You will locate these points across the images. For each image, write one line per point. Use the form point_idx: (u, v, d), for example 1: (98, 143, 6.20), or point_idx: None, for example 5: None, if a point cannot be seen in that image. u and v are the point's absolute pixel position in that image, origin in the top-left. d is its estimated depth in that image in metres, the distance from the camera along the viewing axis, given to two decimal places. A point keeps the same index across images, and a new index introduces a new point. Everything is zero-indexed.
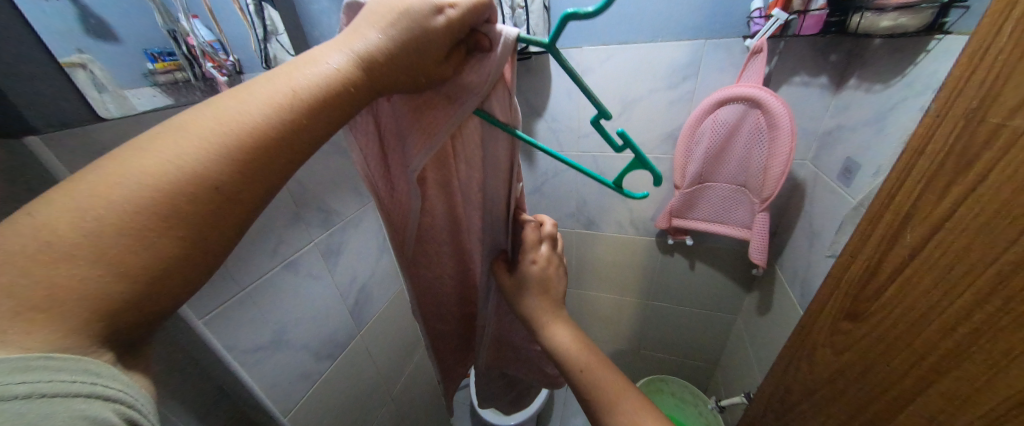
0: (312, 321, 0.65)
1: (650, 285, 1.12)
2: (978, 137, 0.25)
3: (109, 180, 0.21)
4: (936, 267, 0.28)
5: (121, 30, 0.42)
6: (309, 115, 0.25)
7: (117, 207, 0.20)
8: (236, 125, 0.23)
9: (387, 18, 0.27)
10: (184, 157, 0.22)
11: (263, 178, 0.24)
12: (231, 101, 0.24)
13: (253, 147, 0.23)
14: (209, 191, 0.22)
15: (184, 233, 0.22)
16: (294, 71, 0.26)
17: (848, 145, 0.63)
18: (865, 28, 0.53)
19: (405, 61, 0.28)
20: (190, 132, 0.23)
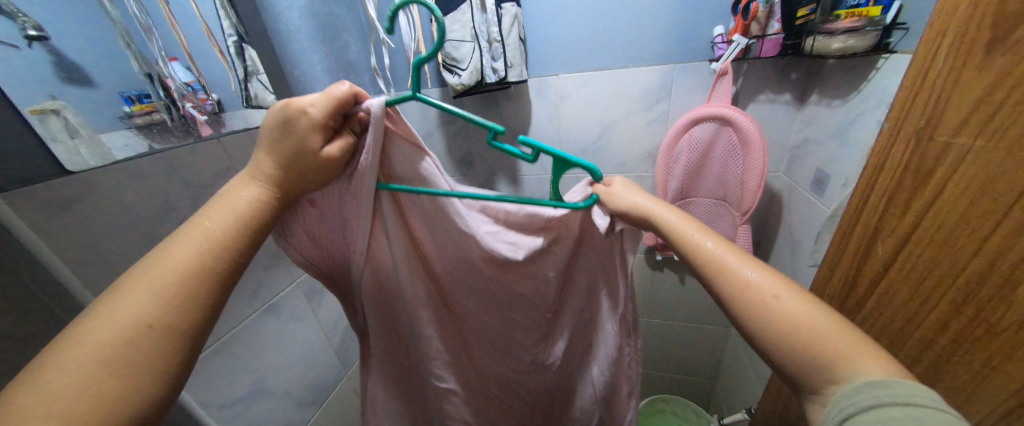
0: (295, 366, 0.62)
1: (643, 302, 1.11)
2: (929, 154, 0.30)
3: (71, 342, 0.25)
4: (912, 274, 0.32)
5: (97, 75, 0.42)
6: (234, 241, 0.31)
7: (90, 359, 0.24)
8: (175, 270, 0.28)
9: (269, 144, 0.34)
10: (138, 303, 0.27)
11: (209, 302, 0.29)
12: (164, 253, 0.29)
13: (194, 282, 0.29)
14: (152, 329, 0.26)
15: (145, 362, 0.25)
16: (213, 212, 0.32)
17: (816, 157, 0.66)
18: (818, 49, 0.56)
19: (305, 170, 0.34)
20: (139, 281, 0.27)
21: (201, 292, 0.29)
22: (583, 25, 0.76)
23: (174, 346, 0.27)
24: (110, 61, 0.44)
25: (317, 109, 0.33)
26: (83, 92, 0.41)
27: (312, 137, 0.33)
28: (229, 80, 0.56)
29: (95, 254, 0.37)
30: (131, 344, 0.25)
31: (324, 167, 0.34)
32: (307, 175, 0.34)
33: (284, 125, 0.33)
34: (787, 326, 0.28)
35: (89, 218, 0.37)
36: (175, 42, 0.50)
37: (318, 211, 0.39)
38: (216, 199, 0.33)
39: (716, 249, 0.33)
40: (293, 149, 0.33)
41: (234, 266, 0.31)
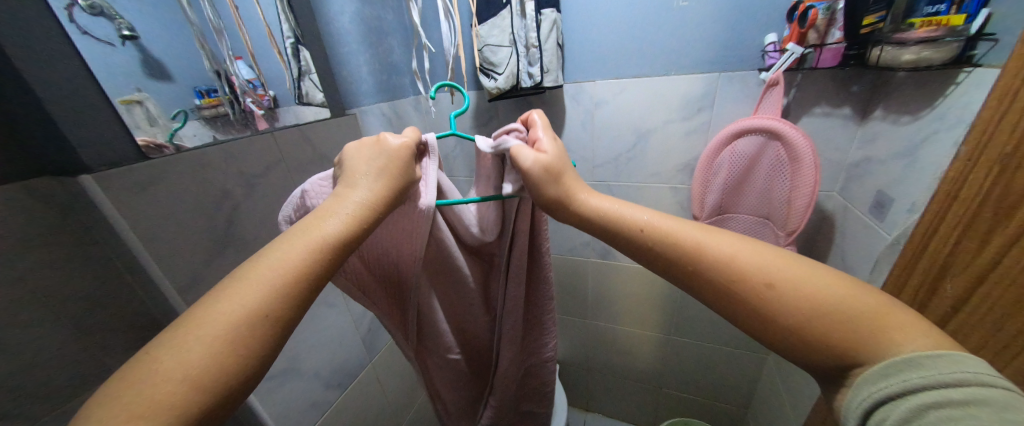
0: (325, 350, 0.66)
1: (671, 318, 1.07)
2: (1017, 183, 0.28)
3: (192, 329, 0.25)
4: (993, 311, 0.30)
5: (175, 70, 0.47)
6: (346, 246, 0.32)
7: (214, 343, 0.25)
8: (290, 265, 0.29)
9: (366, 163, 0.36)
10: (254, 298, 0.27)
11: (310, 298, 0.30)
12: (278, 248, 0.30)
13: (305, 278, 0.29)
14: (268, 320, 0.27)
15: (254, 349, 0.26)
16: (322, 217, 0.32)
17: (878, 177, 0.60)
18: (886, 61, 0.51)
19: (399, 188, 0.37)
20: (254, 279, 0.28)
21: (310, 289, 0.30)
22: (624, 32, 0.74)
23: (277, 335, 0.27)
24: (186, 56, 0.48)
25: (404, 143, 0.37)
26: (164, 85, 0.45)
27: (404, 156, 0.37)
28: (285, 78, 0.60)
29: (163, 232, 0.41)
30: (251, 332, 0.26)
31: (409, 183, 0.38)
32: (397, 191, 0.37)
33: (375, 151, 0.37)
34: (828, 311, 0.26)
35: (161, 199, 0.41)
36: (241, 43, 0.55)
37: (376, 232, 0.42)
38: (322, 202, 0.33)
39: (685, 235, 0.33)
40: (389, 169, 0.36)
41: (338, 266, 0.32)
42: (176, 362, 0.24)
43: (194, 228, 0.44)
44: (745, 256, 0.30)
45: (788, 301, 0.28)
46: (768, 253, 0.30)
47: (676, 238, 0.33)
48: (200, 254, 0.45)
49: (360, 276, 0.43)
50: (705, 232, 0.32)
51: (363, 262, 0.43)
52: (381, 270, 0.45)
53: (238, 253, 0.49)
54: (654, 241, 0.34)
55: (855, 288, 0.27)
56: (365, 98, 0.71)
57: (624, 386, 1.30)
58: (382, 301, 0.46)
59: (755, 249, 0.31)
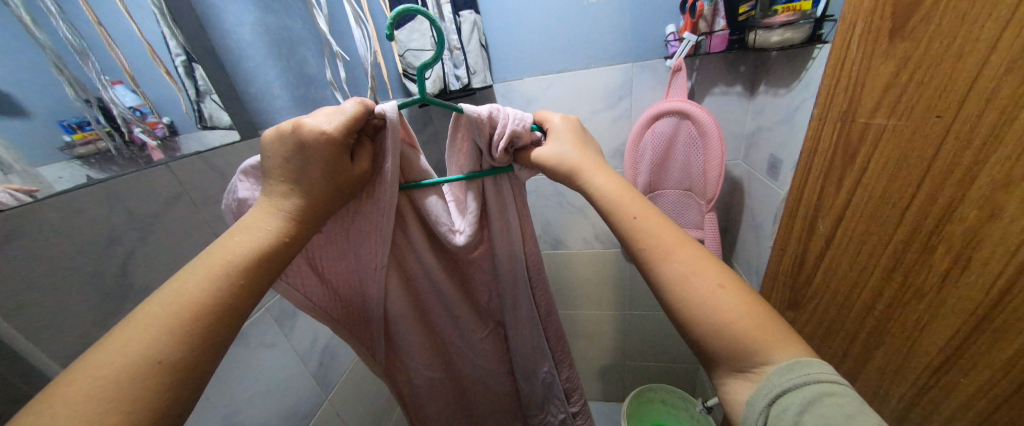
0: (269, 395, 0.59)
1: (624, 294, 1.14)
2: (853, 134, 0.34)
3: (63, 389, 0.23)
4: (848, 250, 0.36)
5: (29, 102, 0.37)
6: (258, 270, 0.31)
7: (88, 404, 0.23)
8: (184, 305, 0.27)
9: (279, 174, 0.33)
10: (144, 343, 0.25)
11: (215, 339, 0.28)
12: (178, 283, 0.28)
13: (201, 317, 0.27)
14: (156, 367, 0.25)
15: (142, 404, 0.24)
16: (231, 244, 0.31)
17: (769, 143, 0.70)
18: (760, 43, 0.59)
19: (320, 197, 0.34)
20: (150, 321, 0.26)
21: (210, 328, 0.27)
22: (544, 29, 0.77)
23: (173, 382, 0.25)
24: (36, 87, 0.37)
25: (332, 130, 0.33)
26: (8, 122, 0.35)
27: (332, 145, 0.33)
28: (180, 101, 0.50)
29: (32, 292, 0.35)
30: (131, 385, 0.24)
31: (339, 188, 0.35)
32: (320, 204, 0.34)
33: (293, 145, 0.33)
34: (712, 302, 0.29)
35: (19, 255, 0.34)
36: (115, 63, 0.44)
37: (327, 236, 0.39)
38: (231, 229, 0.32)
39: (640, 216, 0.34)
40: (307, 177, 0.33)
41: (245, 301, 0.30)
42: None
43: (72, 285, 0.37)
44: (677, 250, 0.32)
45: (685, 294, 0.30)
46: (693, 250, 0.32)
47: (632, 223, 0.34)
48: (85, 313, 0.38)
49: (321, 295, 0.41)
50: (658, 221, 0.34)
51: (319, 276, 0.40)
52: (343, 283, 0.42)
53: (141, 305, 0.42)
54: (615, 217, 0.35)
55: (749, 291, 0.30)
56: (279, 115, 0.65)
57: (592, 367, 1.36)
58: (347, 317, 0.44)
59: (689, 244, 0.32)
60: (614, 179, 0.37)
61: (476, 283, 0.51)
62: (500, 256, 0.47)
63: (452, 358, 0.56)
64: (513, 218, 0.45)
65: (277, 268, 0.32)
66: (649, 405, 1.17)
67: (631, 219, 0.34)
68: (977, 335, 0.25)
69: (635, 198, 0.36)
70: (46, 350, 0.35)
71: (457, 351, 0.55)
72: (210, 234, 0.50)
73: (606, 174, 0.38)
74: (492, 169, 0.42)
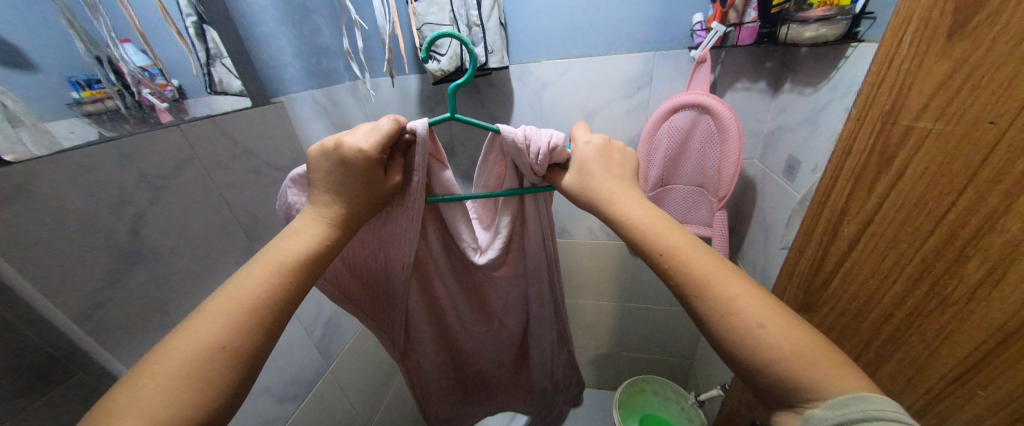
0: (272, 363, 0.60)
1: (625, 287, 1.14)
2: (894, 136, 0.32)
3: (147, 372, 0.25)
4: (872, 256, 0.35)
5: (37, 55, 0.36)
6: (305, 272, 0.32)
7: (174, 384, 0.25)
8: (246, 297, 0.29)
9: (324, 184, 0.34)
10: (211, 332, 0.27)
11: (274, 328, 0.30)
12: (240, 279, 0.30)
13: (262, 307, 0.29)
14: (225, 352, 0.27)
15: (212, 385, 0.26)
16: (281, 245, 0.32)
17: (788, 144, 0.68)
18: (792, 38, 0.57)
19: (360, 205, 0.35)
20: (213, 312, 0.28)
21: (269, 319, 0.29)
22: (565, 10, 0.75)
23: (236, 367, 0.27)
24: (47, 40, 0.37)
25: (371, 144, 0.34)
26: (16, 76, 0.34)
27: (371, 158, 0.34)
28: (190, 63, 0.50)
29: (42, 242, 0.34)
30: (207, 368, 0.26)
31: (377, 198, 0.37)
32: (359, 211, 0.36)
33: (336, 156, 0.34)
34: (755, 342, 0.27)
35: (27, 204, 0.33)
36: (126, 20, 0.43)
37: (361, 238, 0.42)
38: (281, 233, 0.33)
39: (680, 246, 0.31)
40: (349, 187, 0.35)
41: (294, 296, 0.31)
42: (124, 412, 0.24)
43: (83, 244, 0.37)
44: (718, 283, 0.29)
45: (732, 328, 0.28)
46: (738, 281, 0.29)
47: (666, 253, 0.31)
48: (97, 271, 0.38)
49: (344, 287, 0.44)
50: (692, 251, 0.31)
51: (347, 269, 0.43)
52: (369, 280, 0.46)
53: (151, 265, 0.42)
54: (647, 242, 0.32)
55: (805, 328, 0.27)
56: (292, 84, 0.63)
57: (586, 355, 1.38)
58: (371, 314, 0.48)
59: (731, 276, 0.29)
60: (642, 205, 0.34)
61: (490, 291, 0.54)
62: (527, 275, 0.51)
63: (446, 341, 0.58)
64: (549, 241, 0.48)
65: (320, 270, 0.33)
66: (640, 395, 1.20)
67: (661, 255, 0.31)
68: (1003, 347, 0.25)
69: (662, 221, 0.33)
70: (54, 301, 0.35)
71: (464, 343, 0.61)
72: (220, 201, 0.50)
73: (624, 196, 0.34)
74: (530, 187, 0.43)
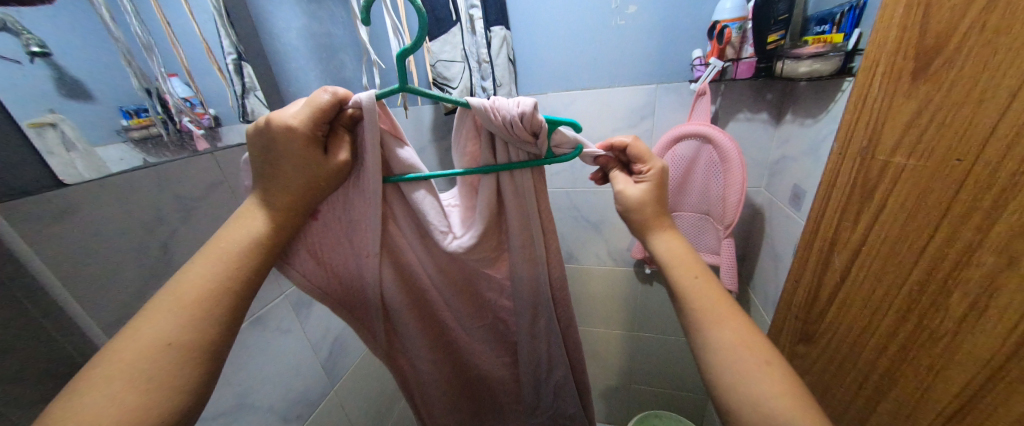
0: (279, 380, 0.62)
1: (634, 315, 1.12)
2: (874, 171, 0.34)
3: (93, 374, 0.27)
4: (863, 289, 0.35)
5: (96, 88, 0.41)
6: (243, 261, 0.34)
7: (124, 372, 0.28)
8: (187, 294, 0.31)
9: (262, 171, 0.36)
10: (156, 331, 0.29)
11: (222, 319, 0.32)
12: (182, 280, 0.32)
13: (203, 302, 0.32)
14: (169, 347, 0.29)
15: (159, 381, 0.28)
16: (221, 239, 0.35)
17: (793, 173, 0.68)
18: (788, 73, 0.60)
19: (302, 186, 0.37)
20: (153, 314, 0.30)
21: (212, 304, 0.32)
22: (570, 48, 0.80)
23: (185, 363, 0.29)
24: (104, 75, 0.41)
25: (297, 122, 0.35)
26: (79, 106, 0.39)
27: (297, 135, 0.35)
28: (227, 96, 0.55)
29: (84, 255, 0.38)
30: (157, 356, 0.29)
31: (319, 178, 0.37)
32: (300, 193, 0.37)
33: (267, 137, 0.35)
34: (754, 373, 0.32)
35: (74, 222, 0.37)
36: (175, 58, 0.49)
37: (324, 223, 0.40)
38: (225, 225, 0.36)
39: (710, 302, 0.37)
40: (286, 172, 0.36)
41: (237, 286, 0.34)
42: (75, 411, 0.26)
43: (121, 260, 0.40)
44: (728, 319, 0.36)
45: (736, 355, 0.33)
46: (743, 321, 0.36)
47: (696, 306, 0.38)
48: (129, 285, 0.41)
49: (324, 280, 0.42)
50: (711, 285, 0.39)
51: (321, 267, 0.42)
52: (348, 272, 0.44)
53: None
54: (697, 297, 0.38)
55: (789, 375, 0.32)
56: None
57: (596, 387, 1.33)
58: (357, 324, 0.47)
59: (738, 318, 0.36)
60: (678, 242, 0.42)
61: (484, 290, 0.50)
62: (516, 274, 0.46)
63: (444, 349, 0.55)
64: (535, 228, 0.43)
65: (261, 260, 0.36)
66: None
67: (695, 277, 0.39)
68: (994, 384, 0.25)
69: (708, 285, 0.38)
70: (89, 311, 0.38)
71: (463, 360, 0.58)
72: None
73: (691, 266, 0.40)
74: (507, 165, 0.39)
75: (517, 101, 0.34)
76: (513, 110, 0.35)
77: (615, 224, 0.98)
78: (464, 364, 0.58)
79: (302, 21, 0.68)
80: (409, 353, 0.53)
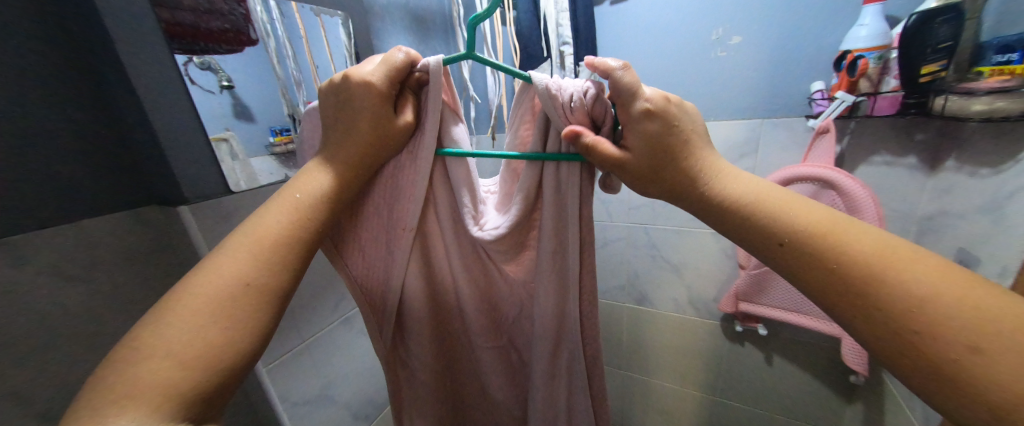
0: (355, 378, 0.67)
1: (717, 377, 0.97)
2: None
3: (180, 300, 0.30)
4: None
5: (258, 112, 0.50)
6: (309, 213, 0.36)
7: (204, 310, 0.30)
8: (263, 236, 0.34)
9: (332, 122, 0.37)
10: (233, 270, 0.32)
11: (288, 265, 0.34)
12: (257, 224, 0.34)
13: (275, 246, 0.34)
14: (245, 286, 0.32)
15: (233, 319, 0.30)
16: (293, 189, 0.36)
17: (958, 234, 0.54)
18: (953, 111, 0.48)
19: (367, 142, 0.37)
20: (231, 252, 0.33)
21: (287, 254, 0.34)
22: (660, 82, 0.77)
23: (255, 304, 0.32)
24: (264, 100, 0.51)
25: (375, 76, 0.35)
26: (246, 127, 0.48)
27: (370, 89, 0.35)
28: None
29: None
30: (235, 299, 0.31)
31: (384, 138, 0.37)
32: (364, 151, 0.37)
33: (342, 89, 0.36)
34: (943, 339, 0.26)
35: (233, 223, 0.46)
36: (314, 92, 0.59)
37: (371, 193, 0.41)
38: (296, 177, 0.37)
39: (814, 223, 0.31)
40: (355, 127, 0.36)
41: (303, 236, 0.35)
42: (165, 336, 0.29)
43: None
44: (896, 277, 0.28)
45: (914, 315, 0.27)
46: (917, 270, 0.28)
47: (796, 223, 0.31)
48: None
49: (355, 256, 0.42)
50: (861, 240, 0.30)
51: (355, 238, 0.42)
52: (372, 252, 0.43)
53: None
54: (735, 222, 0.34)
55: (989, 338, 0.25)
56: None
57: None
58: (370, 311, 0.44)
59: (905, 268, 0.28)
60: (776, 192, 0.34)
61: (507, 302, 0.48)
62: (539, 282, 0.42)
63: (449, 356, 0.52)
64: (569, 232, 0.39)
65: (324, 212, 0.37)
66: None
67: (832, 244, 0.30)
68: None
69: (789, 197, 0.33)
70: None
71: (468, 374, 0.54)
72: None
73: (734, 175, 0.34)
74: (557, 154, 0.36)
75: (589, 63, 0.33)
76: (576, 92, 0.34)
77: (700, 269, 0.88)
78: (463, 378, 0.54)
79: None
80: (407, 366, 0.49)
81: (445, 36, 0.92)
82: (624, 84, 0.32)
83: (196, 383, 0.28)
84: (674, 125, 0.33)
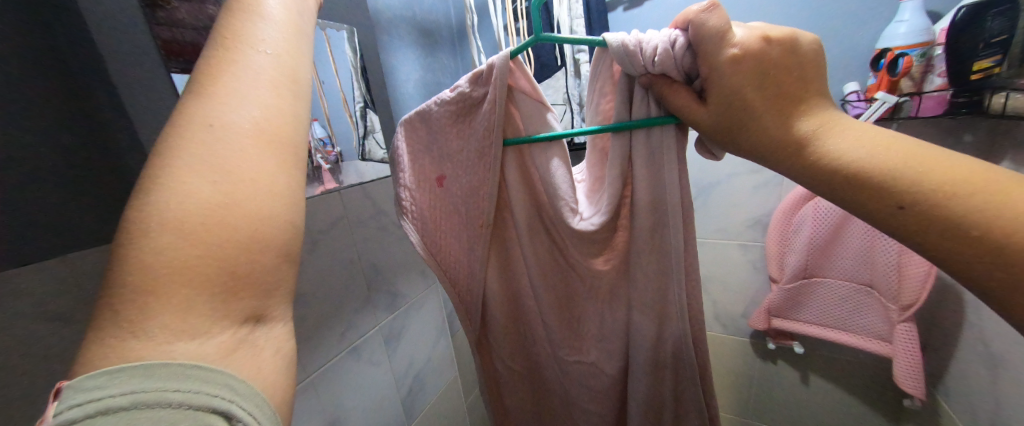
0: (364, 412, 0.62)
1: (748, 398, 0.90)
2: None
3: (169, 169, 0.22)
4: None
5: None
6: (275, 44, 0.27)
7: (206, 174, 0.22)
8: (239, 68, 0.25)
9: None
10: (227, 112, 0.24)
11: (292, 105, 0.27)
12: (221, 63, 0.25)
13: (271, 84, 0.26)
14: (247, 129, 0.24)
15: (262, 172, 0.24)
16: (237, 21, 0.26)
17: None
18: (1016, 108, 0.43)
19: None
20: (212, 96, 0.24)
21: (282, 93, 0.26)
22: None
23: (272, 152, 0.25)
24: None
25: None
26: None
27: None
28: (352, 137, 0.59)
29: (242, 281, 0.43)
30: (249, 148, 0.24)
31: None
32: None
33: None
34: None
35: None
36: (320, 105, 0.55)
37: (447, 191, 0.47)
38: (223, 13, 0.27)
39: (929, 176, 0.24)
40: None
41: (289, 71, 0.27)
42: (169, 215, 0.21)
43: None
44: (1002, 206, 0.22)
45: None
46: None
47: (914, 180, 0.24)
48: None
49: (451, 253, 0.49)
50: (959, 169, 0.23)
51: (445, 239, 0.48)
52: (456, 249, 0.49)
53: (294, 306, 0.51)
54: (827, 178, 0.26)
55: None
56: None
57: None
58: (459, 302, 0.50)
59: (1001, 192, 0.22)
60: (848, 127, 0.26)
61: (584, 304, 0.48)
62: (636, 291, 0.41)
63: (529, 352, 0.56)
64: (664, 234, 0.37)
65: (291, 45, 0.28)
66: None
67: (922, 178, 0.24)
68: None
69: (913, 147, 0.24)
70: None
71: (555, 377, 0.56)
72: (355, 255, 0.59)
73: (843, 127, 0.26)
74: (643, 120, 0.34)
75: (680, 13, 0.29)
76: (661, 43, 0.30)
77: (726, 283, 0.83)
78: (540, 375, 0.57)
79: (420, 72, 0.79)
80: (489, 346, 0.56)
81: (453, 47, 0.89)
82: (712, 28, 0.28)
83: (233, 275, 0.23)
84: (770, 74, 0.27)
